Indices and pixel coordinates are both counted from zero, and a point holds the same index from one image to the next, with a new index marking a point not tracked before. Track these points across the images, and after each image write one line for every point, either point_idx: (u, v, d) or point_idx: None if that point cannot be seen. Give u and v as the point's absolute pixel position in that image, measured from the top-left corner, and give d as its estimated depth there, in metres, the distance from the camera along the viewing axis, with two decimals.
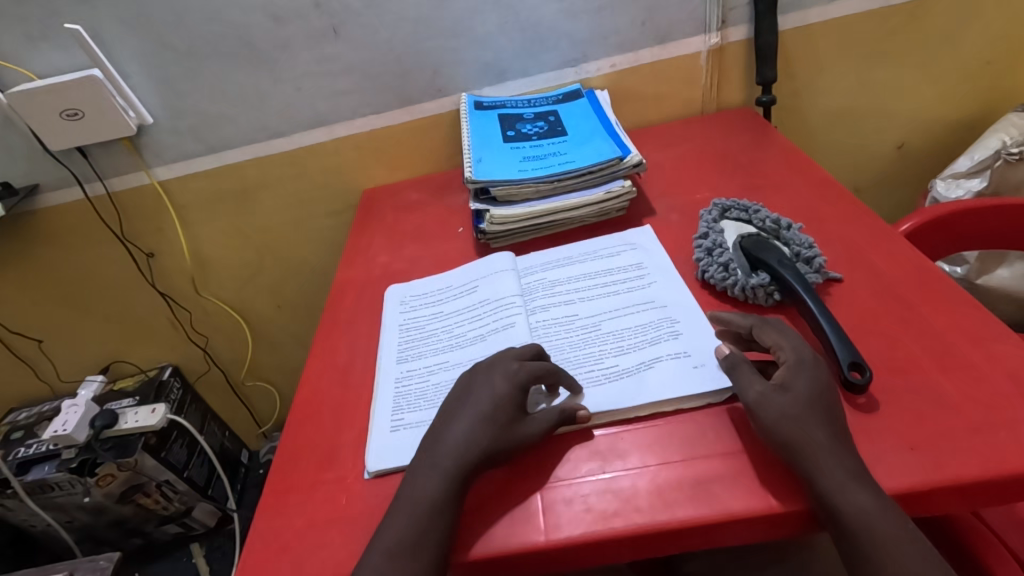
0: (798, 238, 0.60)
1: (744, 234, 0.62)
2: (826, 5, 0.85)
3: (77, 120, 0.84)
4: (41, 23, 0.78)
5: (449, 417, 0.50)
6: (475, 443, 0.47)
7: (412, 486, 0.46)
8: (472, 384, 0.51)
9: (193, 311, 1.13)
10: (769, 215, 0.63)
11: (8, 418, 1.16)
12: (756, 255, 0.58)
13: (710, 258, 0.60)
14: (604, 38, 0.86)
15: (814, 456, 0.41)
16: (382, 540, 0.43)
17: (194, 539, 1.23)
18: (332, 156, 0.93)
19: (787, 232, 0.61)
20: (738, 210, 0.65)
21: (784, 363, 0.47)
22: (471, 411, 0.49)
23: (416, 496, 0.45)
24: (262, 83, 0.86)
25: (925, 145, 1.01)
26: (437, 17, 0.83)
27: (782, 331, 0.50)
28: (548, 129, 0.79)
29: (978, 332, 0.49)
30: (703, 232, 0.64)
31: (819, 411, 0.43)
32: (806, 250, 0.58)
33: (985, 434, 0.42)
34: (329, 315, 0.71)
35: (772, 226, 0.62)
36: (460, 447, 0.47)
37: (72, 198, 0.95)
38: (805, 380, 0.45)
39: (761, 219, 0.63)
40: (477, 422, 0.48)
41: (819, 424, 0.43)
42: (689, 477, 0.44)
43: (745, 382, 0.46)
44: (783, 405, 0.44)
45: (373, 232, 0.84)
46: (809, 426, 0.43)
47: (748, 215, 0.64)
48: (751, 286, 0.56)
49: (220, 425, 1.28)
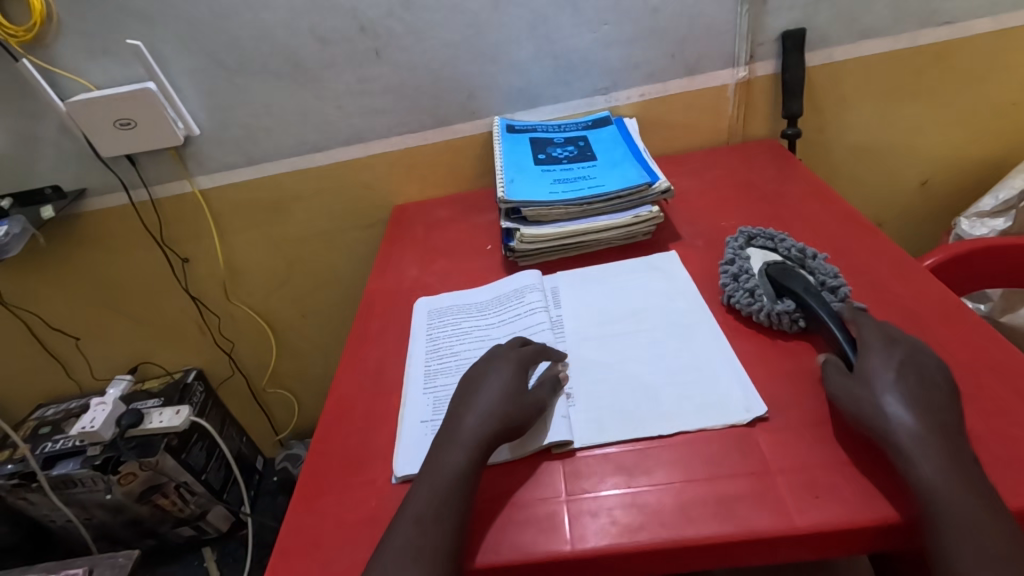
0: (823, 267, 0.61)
1: (770, 261, 0.63)
2: (854, 43, 0.87)
3: (129, 130, 0.88)
4: (103, 38, 0.83)
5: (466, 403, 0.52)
6: (490, 430, 0.50)
7: (434, 471, 0.47)
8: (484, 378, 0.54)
9: (221, 317, 1.16)
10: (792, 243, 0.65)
11: (37, 413, 1.20)
12: (782, 283, 0.59)
13: (736, 284, 0.62)
14: (635, 69, 0.89)
15: (884, 434, 0.43)
16: (403, 525, 0.45)
17: (207, 543, 1.24)
18: (365, 172, 0.97)
19: (812, 260, 0.62)
20: (762, 239, 0.67)
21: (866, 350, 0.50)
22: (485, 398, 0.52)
23: (438, 480, 0.46)
24: (304, 100, 0.90)
25: (949, 183, 1.02)
26: (475, 43, 0.86)
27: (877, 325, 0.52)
28: (578, 154, 0.82)
29: (1002, 366, 0.50)
30: (729, 258, 0.65)
31: (884, 391, 0.45)
32: (831, 279, 0.59)
33: (1007, 466, 0.43)
34: (359, 324, 0.73)
35: (798, 255, 0.63)
36: (479, 434, 0.49)
37: (117, 203, 0.99)
38: (879, 360, 0.48)
39: (788, 246, 0.64)
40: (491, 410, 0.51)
41: (883, 402, 0.45)
42: (682, 486, 0.46)
43: (832, 374, 0.50)
44: (860, 388, 0.47)
45: (403, 246, 0.87)
46: (883, 401, 0.45)
47: (773, 243, 0.66)
48: (776, 312, 0.57)
49: (238, 430, 1.30)
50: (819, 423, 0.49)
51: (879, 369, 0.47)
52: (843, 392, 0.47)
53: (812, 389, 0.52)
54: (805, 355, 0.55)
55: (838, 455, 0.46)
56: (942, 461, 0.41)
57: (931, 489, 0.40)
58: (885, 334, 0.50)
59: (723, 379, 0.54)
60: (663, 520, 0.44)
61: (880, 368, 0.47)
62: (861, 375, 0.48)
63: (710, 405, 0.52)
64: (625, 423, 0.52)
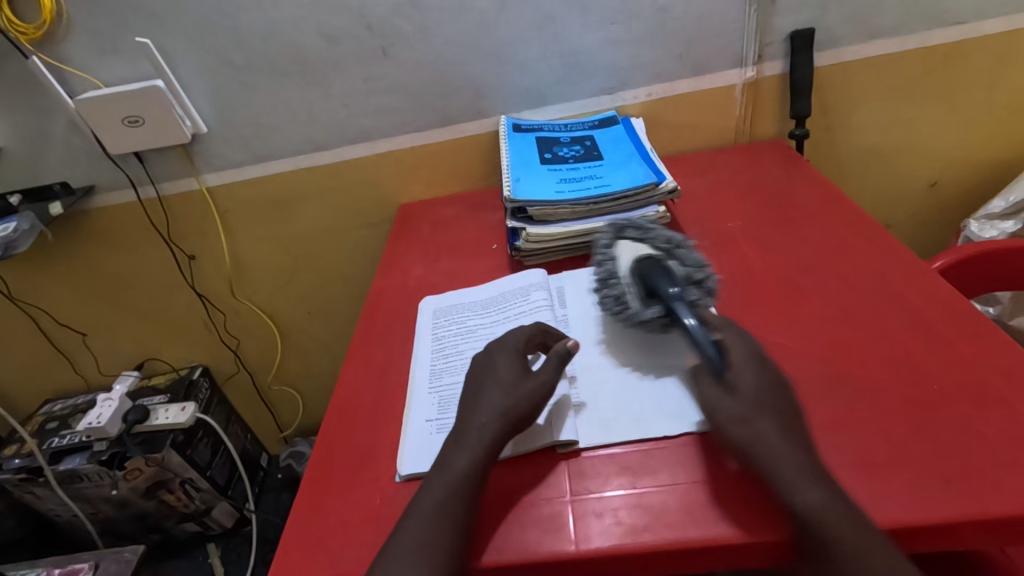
0: (688, 259, 0.59)
1: (637, 255, 0.60)
2: (863, 44, 0.86)
3: (137, 127, 0.89)
4: (112, 35, 0.83)
5: (475, 401, 0.52)
6: (500, 428, 0.49)
7: (444, 470, 0.47)
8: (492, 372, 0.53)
9: (227, 314, 1.16)
10: (654, 234, 0.63)
11: (45, 408, 1.20)
12: (649, 284, 0.56)
13: (607, 292, 0.61)
14: (642, 69, 0.88)
15: (769, 455, 0.42)
16: (410, 524, 0.45)
17: (211, 539, 1.25)
18: (371, 170, 0.97)
19: (679, 251, 0.60)
20: (631, 232, 0.64)
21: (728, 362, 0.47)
22: (498, 394, 0.51)
23: (449, 480, 0.46)
24: (311, 98, 0.90)
25: (958, 185, 1.01)
26: (481, 42, 0.86)
27: (739, 334, 0.50)
28: (584, 153, 0.82)
29: (1011, 369, 0.49)
30: (599, 260, 0.63)
31: (758, 414, 0.44)
32: (694, 275, 0.58)
33: (1016, 470, 0.42)
34: (364, 322, 0.73)
35: (664, 246, 0.61)
36: (490, 433, 0.49)
37: (125, 200, 1.00)
38: (748, 375, 0.46)
39: (653, 239, 0.62)
40: (505, 407, 0.50)
41: (759, 424, 0.44)
42: (685, 487, 0.46)
43: (700, 386, 0.47)
44: (735, 405, 0.45)
45: (408, 245, 0.87)
46: (759, 424, 0.44)
47: (637, 236, 0.63)
48: (645, 319, 0.56)
49: (243, 427, 1.31)
50: (826, 425, 0.48)
51: (748, 386, 0.46)
52: (723, 405, 0.45)
53: (819, 391, 0.51)
54: (812, 356, 0.55)
55: (846, 458, 0.46)
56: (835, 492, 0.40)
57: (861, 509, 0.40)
58: (743, 347, 0.48)
59: None
60: (667, 523, 0.44)
61: (748, 385, 0.45)
62: (732, 391, 0.46)
63: None
64: (630, 423, 0.52)
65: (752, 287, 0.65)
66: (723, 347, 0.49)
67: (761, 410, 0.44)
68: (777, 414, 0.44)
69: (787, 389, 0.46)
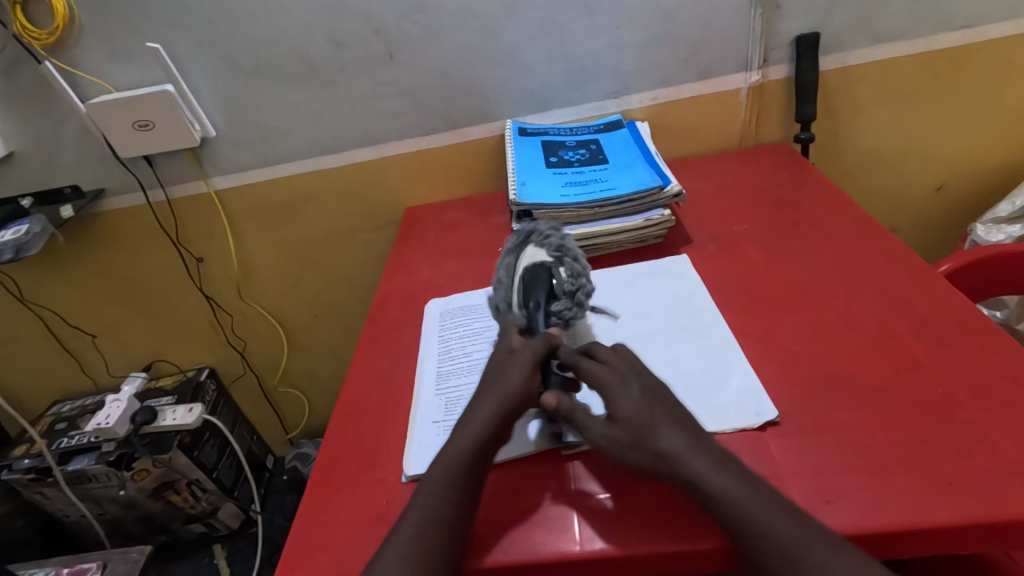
0: (572, 270, 0.59)
1: (531, 261, 0.61)
2: (868, 47, 0.87)
3: (147, 131, 0.90)
4: (123, 41, 0.84)
5: (474, 401, 0.51)
6: (497, 426, 0.49)
7: (436, 471, 0.47)
8: (495, 369, 0.53)
9: (234, 316, 1.17)
10: (558, 242, 0.62)
11: (54, 409, 1.22)
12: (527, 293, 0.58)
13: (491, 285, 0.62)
14: (647, 73, 0.89)
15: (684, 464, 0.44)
16: (405, 524, 0.45)
17: (217, 541, 1.25)
18: (378, 174, 0.98)
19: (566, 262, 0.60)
20: (534, 234, 0.63)
21: (608, 384, 0.49)
22: (495, 394, 0.51)
23: (442, 480, 0.46)
24: (319, 103, 0.91)
25: (965, 189, 1.01)
26: (488, 46, 0.86)
27: (612, 359, 0.52)
28: (589, 157, 0.82)
29: (1018, 372, 0.49)
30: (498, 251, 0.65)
31: (656, 424, 0.46)
32: (570, 292, 0.58)
33: (1022, 473, 0.42)
34: (371, 324, 0.74)
35: (556, 255, 0.61)
36: (483, 431, 0.49)
37: (135, 203, 1.01)
38: (627, 400, 0.48)
39: (552, 244, 0.62)
40: (502, 405, 0.50)
41: (656, 439, 0.45)
42: None
43: (586, 420, 0.48)
44: (621, 428, 0.47)
45: (415, 248, 0.88)
46: (647, 440, 0.46)
47: (540, 239, 0.63)
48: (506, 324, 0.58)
49: (249, 429, 1.31)
50: (833, 428, 0.49)
51: (626, 406, 0.48)
52: (603, 433, 0.47)
53: (824, 394, 0.51)
54: (817, 359, 0.55)
55: (852, 460, 0.46)
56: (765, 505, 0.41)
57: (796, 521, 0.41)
58: (616, 371, 0.50)
59: (735, 383, 0.54)
60: (662, 525, 0.44)
61: (628, 407, 0.48)
62: (613, 415, 0.48)
63: (721, 409, 0.52)
64: None
65: (758, 290, 0.65)
66: (581, 367, 0.51)
67: (654, 427, 0.46)
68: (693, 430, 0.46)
69: (667, 397, 0.49)
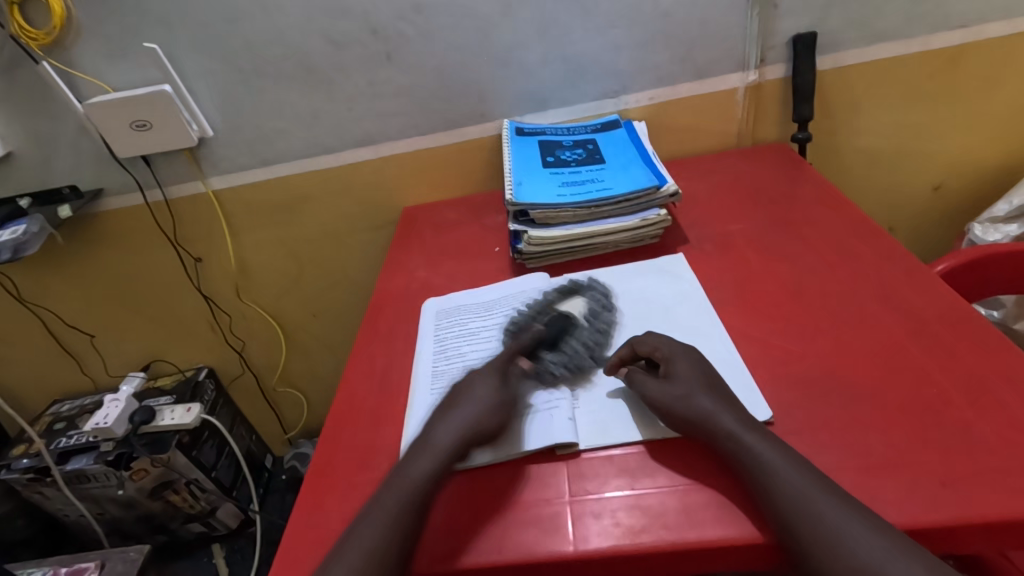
0: (591, 340, 0.61)
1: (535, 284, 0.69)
2: (866, 47, 0.87)
3: (145, 131, 0.90)
4: (121, 41, 0.85)
5: (443, 413, 0.52)
6: (462, 441, 0.50)
7: (401, 475, 0.48)
8: (470, 386, 0.54)
9: (233, 316, 1.17)
10: (600, 310, 0.65)
11: (53, 409, 1.22)
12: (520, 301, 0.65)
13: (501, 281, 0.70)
14: (644, 72, 0.89)
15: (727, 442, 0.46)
16: (362, 529, 0.45)
17: (216, 540, 1.26)
18: (376, 174, 0.98)
19: (591, 328, 0.62)
20: (588, 292, 0.68)
21: (666, 359, 0.54)
22: (471, 407, 0.52)
23: (404, 487, 0.47)
24: (316, 103, 0.91)
25: (962, 188, 1.01)
26: (485, 46, 0.86)
27: (661, 340, 0.56)
28: (586, 157, 0.82)
29: (1013, 372, 0.49)
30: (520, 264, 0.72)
31: (694, 395, 0.49)
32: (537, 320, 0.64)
33: (1015, 473, 0.42)
34: (367, 324, 0.74)
35: (589, 318, 0.63)
36: (451, 444, 0.50)
37: (133, 203, 1.01)
38: (683, 366, 0.52)
39: (597, 307, 0.65)
40: (472, 422, 0.51)
41: (695, 403, 0.49)
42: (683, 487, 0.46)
43: (643, 381, 0.53)
44: (669, 389, 0.51)
45: (412, 248, 0.88)
46: (695, 399, 0.49)
47: (591, 300, 0.66)
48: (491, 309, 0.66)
49: (248, 428, 1.32)
50: (827, 427, 0.49)
51: (680, 371, 0.52)
52: (658, 392, 0.51)
53: (819, 394, 0.52)
54: (811, 359, 0.55)
55: (845, 460, 0.46)
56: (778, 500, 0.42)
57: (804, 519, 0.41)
58: (665, 351, 0.55)
59: (731, 383, 0.54)
60: (657, 524, 0.44)
61: (682, 371, 0.52)
62: (669, 376, 0.52)
63: None
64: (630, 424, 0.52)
65: (754, 290, 0.65)
66: (642, 341, 0.57)
67: (692, 396, 0.49)
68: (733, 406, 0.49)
69: (713, 371, 0.53)
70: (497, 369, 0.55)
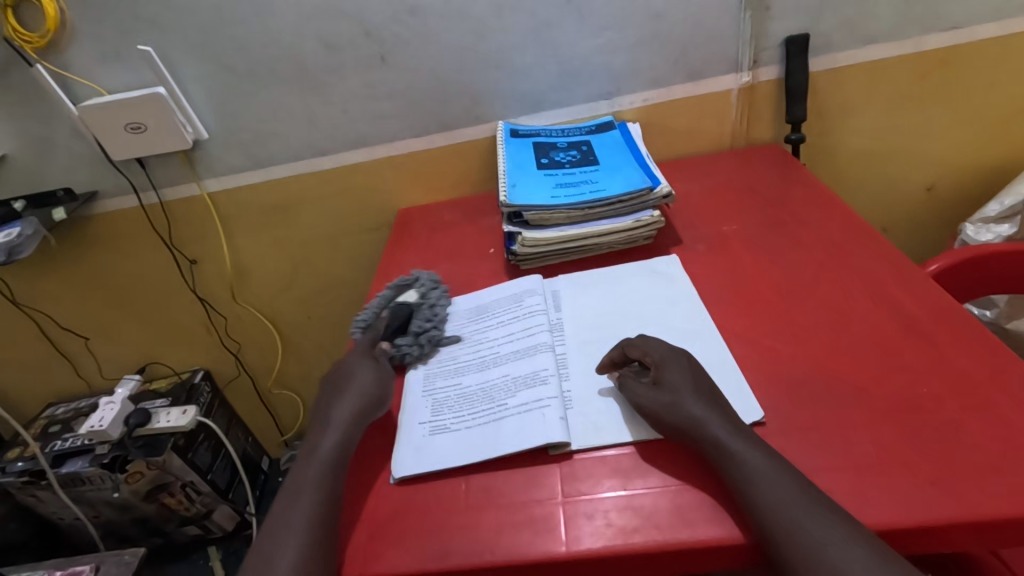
0: (429, 319, 0.67)
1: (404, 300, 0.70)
2: (858, 48, 0.87)
3: (139, 134, 0.90)
4: (115, 43, 0.84)
5: (333, 398, 0.57)
6: (355, 417, 0.55)
7: (311, 457, 0.52)
8: (348, 372, 0.59)
9: (228, 318, 1.17)
10: (427, 294, 0.71)
11: (48, 411, 1.22)
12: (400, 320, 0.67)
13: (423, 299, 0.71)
14: (638, 74, 0.89)
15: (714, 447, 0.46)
16: (300, 509, 0.47)
17: (212, 543, 1.26)
18: (370, 176, 0.98)
19: (425, 309, 0.68)
20: (416, 283, 0.73)
21: (656, 365, 0.54)
22: (350, 398, 0.57)
23: (314, 465, 0.51)
24: (311, 105, 0.91)
25: (954, 189, 1.02)
26: (479, 48, 0.87)
27: (652, 344, 0.56)
28: (580, 158, 0.82)
29: (1002, 372, 0.50)
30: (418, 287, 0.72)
31: (681, 400, 0.50)
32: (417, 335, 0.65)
33: (1004, 472, 0.43)
34: (362, 325, 0.74)
35: (423, 301, 0.70)
36: (341, 424, 0.54)
37: (127, 205, 1.01)
38: (673, 370, 0.53)
39: (426, 291, 0.71)
40: (362, 395, 0.57)
41: (683, 409, 0.49)
42: (675, 490, 0.46)
43: (632, 388, 0.53)
44: (659, 395, 0.51)
45: (408, 249, 0.88)
46: (683, 404, 0.49)
47: (422, 289, 0.72)
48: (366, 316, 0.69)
49: (244, 431, 1.31)
50: (819, 427, 0.49)
51: (669, 378, 0.52)
52: (648, 399, 0.51)
53: (811, 393, 0.52)
54: (803, 359, 0.55)
55: (837, 460, 0.46)
56: (772, 506, 0.42)
57: (797, 521, 0.41)
58: (655, 358, 0.54)
59: (724, 384, 0.54)
60: (651, 527, 0.44)
61: (673, 377, 0.52)
62: (658, 382, 0.52)
63: None
64: (622, 425, 0.52)
65: (746, 291, 0.65)
66: (637, 347, 0.56)
67: (680, 403, 0.49)
68: (724, 412, 0.49)
69: (702, 374, 0.53)
70: (365, 353, 0.62)
